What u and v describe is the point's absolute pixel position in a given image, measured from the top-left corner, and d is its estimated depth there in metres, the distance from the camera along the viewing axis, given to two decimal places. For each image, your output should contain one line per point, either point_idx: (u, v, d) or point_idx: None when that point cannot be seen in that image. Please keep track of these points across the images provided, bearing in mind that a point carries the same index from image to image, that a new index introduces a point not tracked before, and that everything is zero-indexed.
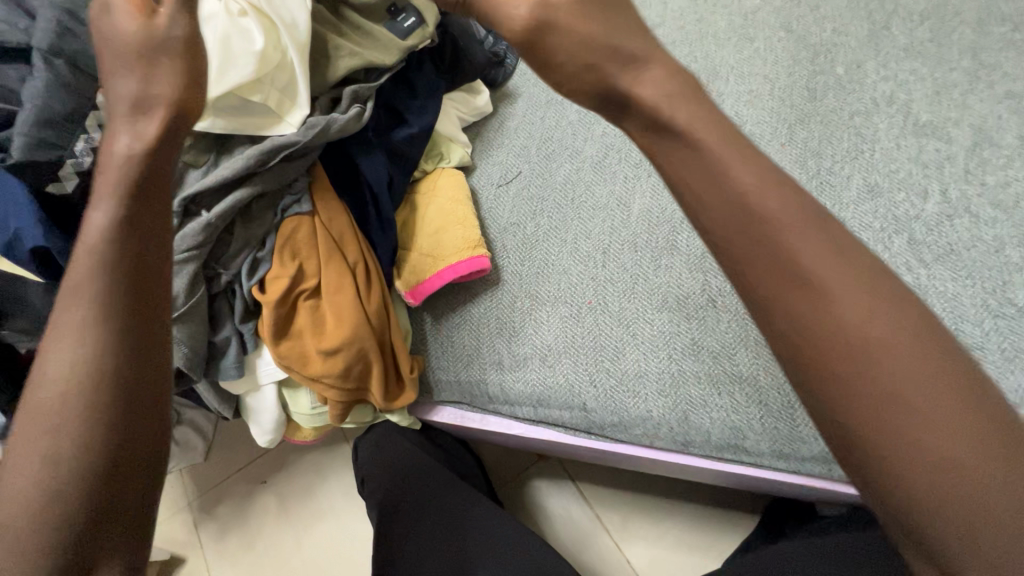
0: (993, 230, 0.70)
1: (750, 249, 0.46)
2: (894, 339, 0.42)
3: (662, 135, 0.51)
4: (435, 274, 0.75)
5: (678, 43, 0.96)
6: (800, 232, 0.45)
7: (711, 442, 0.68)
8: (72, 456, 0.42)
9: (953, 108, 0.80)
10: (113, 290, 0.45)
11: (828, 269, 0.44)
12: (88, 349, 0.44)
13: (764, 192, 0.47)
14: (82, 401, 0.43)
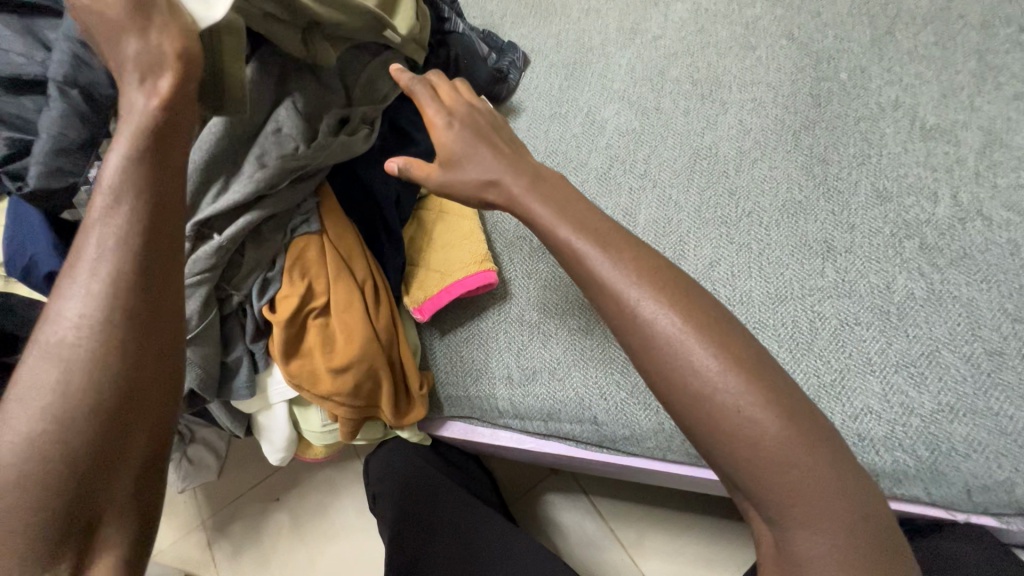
0: (1007, 233, 0.69)
1: (638, 327, 0.50)
2: (751, 404, 0.47)
3: (560, 216, 0.57)
4: (443, 289, 0.75)
5: (680, 54, 0.96)
6: (660, 311, 0.50)
7: None
8: (66, 442, 0.39)
9: (960, 110, 0.79)
10: (122, 264, 0.41)
11: (688, 342, 0.49)
12: (96, 326, 0.40)
13: (634, 263, 0.53)
14: (87, 381, 0.39)
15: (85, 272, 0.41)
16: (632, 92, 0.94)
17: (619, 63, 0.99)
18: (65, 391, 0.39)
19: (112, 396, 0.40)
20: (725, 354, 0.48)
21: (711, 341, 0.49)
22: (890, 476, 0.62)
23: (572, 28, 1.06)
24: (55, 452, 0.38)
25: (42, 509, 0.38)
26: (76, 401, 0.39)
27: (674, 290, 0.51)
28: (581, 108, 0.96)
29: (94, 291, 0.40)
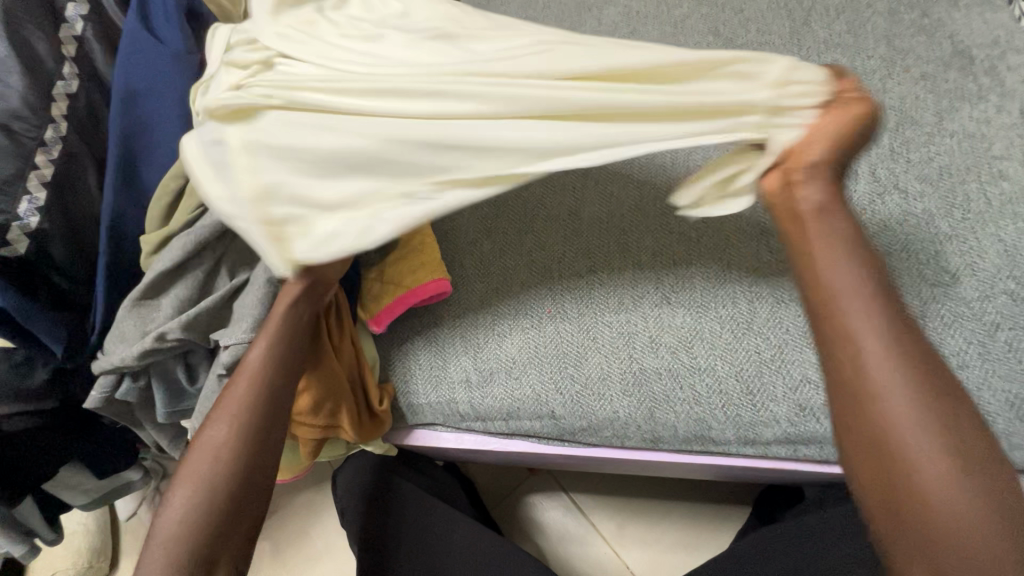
0: (922, 204, 0.73)
1: (848, 351, 0.50)
2: (951, 467, 0.45)
3: (818, 231, 0.54)
4: (396, 299, 0.76)
5: None
6: (884, 347, 0.49)
7: (679, 436, 0.70)
8: (223, 493, 0.58)
9: (874, 92, 0.84)
10: (268, 370, 0.62)
11: (906, 392, 0.47)
12: (253, 409, 0.61)
13: (879, 306, 0.51)
14: (240, 450, 0.60)
15: (248, 375, 0.62)
16: None
17: None
18: (224, 460, 0.59)
19: (248, 460, 0.60)
20: (946, 422, 0.46)
21: (932, 409, 0.47)
22: (831, 441, 0.66)
23: None
24: (214, 501, 0.58)
25: (185, 548, 0.56)
26: (227, 467, 0.59)
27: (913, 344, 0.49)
28: None
29: (250, 389, 0.61)
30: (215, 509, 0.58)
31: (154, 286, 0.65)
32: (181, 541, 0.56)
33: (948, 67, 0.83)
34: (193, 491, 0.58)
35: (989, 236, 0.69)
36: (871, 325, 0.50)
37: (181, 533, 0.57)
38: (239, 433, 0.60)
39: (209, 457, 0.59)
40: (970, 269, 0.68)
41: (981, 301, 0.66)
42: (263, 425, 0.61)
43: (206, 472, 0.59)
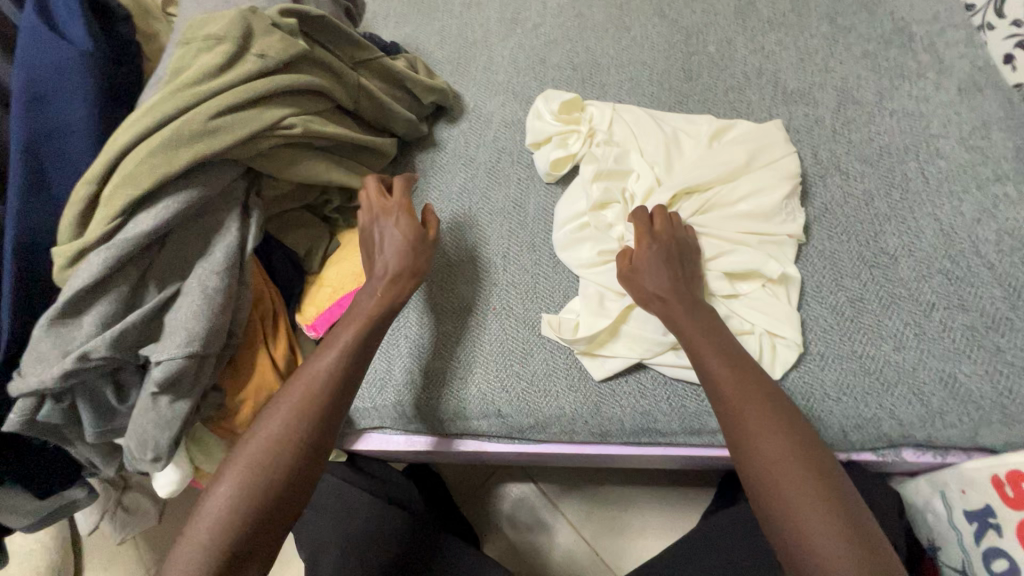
0: (862, 185, 0.73)
1: (725, 366, 0.58)
2: (771, 425, 0.54)
3: (656, 271, 0.64)
4: (334, 303, 0.74)
5: (559, 40, 0.97)
6: (737, 380, 0.57)
7: (626, 429, 0.69)
8: (264, 491, 0.56)
9: (817, 72, 0.83)
10: (333, 375, 0.61)
11: (753, 410, 0.55)
12: (313, 411, 0.59)
13: (713, 326, 0.61)
14: (292, 451, 0.58)
15: (312, 375, 0.61)
16: (516, 83, 0.94)
17: (502, 55, 0.99)
18: (273, 457, 0.57)
19: (298, 462, 0.58)
20: (771, 419, 0.55)
21: (760, 416, 0.55)
22: None
23: (455, 23, 1.05)
24: (254, 498, 0.55)
25: (218, 543, 0.54)
26: (276, 466, 0.57)
27: (746, 360, 0.59)
28: (469, 103, 0.95)
29: (309, 389, 0.60)
30: (250, 507, 0.55)
31: (71, 304, 0.58)
32: (223, 532, 0.54)
33: (889, 45, 0.82)
34: (241, 482, 0.56)
35: (926, 215, 0.69)
36: (715, 354, 0.59)
37: (221, 527, 0.54)
38: (303, 423, 0.59)
39: (265, 446, 0.57)
40: (907, 250, 0.68)
41: (918, 281, 0.66)
42: (320, 424, 0.59)
43: (251, 465, 0.56)
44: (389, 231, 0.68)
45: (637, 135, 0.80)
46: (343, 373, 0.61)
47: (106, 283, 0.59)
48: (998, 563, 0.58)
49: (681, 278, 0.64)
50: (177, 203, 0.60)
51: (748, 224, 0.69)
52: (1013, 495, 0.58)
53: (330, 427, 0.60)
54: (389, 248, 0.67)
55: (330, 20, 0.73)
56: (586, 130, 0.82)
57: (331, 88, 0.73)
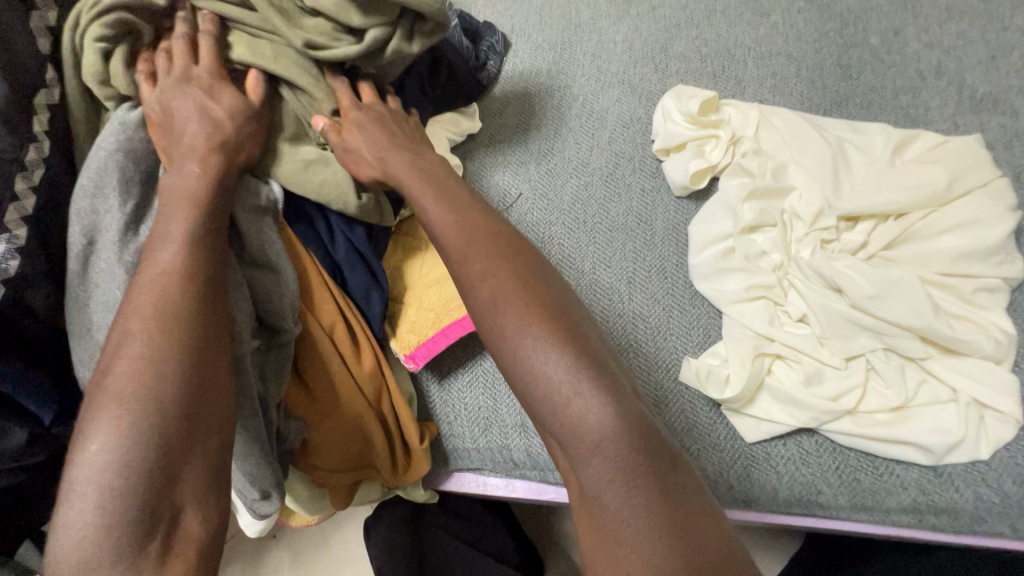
0: None
1: (524, 334, 0.45)
2: (608, 413, 0.41)
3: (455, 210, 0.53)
4: (438, 332, 0.63)
5: (683, 25, 0.84)
6: (539, 337, 0.44)
7: (780, 500, 0.58)
8: (152, 433, 0.39)
9: (1013, 73, 0.69)
10: (191, 273, 0.46)
11: (528, 331, 0.45)
12: (183, 321, 0.43)
13: (513, 282, 0.47)
14: (174, 378, 0.41)
15: (167, 281, 0.45)
16: (632, 74, 0.82)
17: (614, 40, 0.86)
18: (145, 396, 0.40)
19: (187, 388, 0.41)
20: (601, 405, 0.42)
21: (586, 405, 0.42)
22: (969, 514, 0.54)
23: (556, 1, 0.93)
24: (146, 443, 0.38)
25: (122, 515, 0.37)
26: (167, 402, 0.40)
27: (530, 278, 0.48)
28: (576, 96, 0.83)
29: (165, 300, 0.44)
30: (150, 463, 0.38)
31: (78, 313, 0.52)
32: (121, 489, 0.37)
33: None
34: (125, 435, 0.38)
35: None
36: (490, 276, 0.48)
37: (119, 502, 0.37)
38: (169, 345, 0.42)
39: (140, 373, 0.40)
40: None
41: None
42: (200, 321, 0.44)
43: (124, 418, 0.39)
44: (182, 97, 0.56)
45: (795, 146, 0.68)
46: (208, 273, 0.47)
47: (96, 277, 0.52)
48: None
49: (480, 221, 0.52)
50: (125, 116, 0.56)
51: (955, 263, 0.57)
52: None
53: (223, 306, 0.47)
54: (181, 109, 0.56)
55: None
56: (727, 138, 0.70)
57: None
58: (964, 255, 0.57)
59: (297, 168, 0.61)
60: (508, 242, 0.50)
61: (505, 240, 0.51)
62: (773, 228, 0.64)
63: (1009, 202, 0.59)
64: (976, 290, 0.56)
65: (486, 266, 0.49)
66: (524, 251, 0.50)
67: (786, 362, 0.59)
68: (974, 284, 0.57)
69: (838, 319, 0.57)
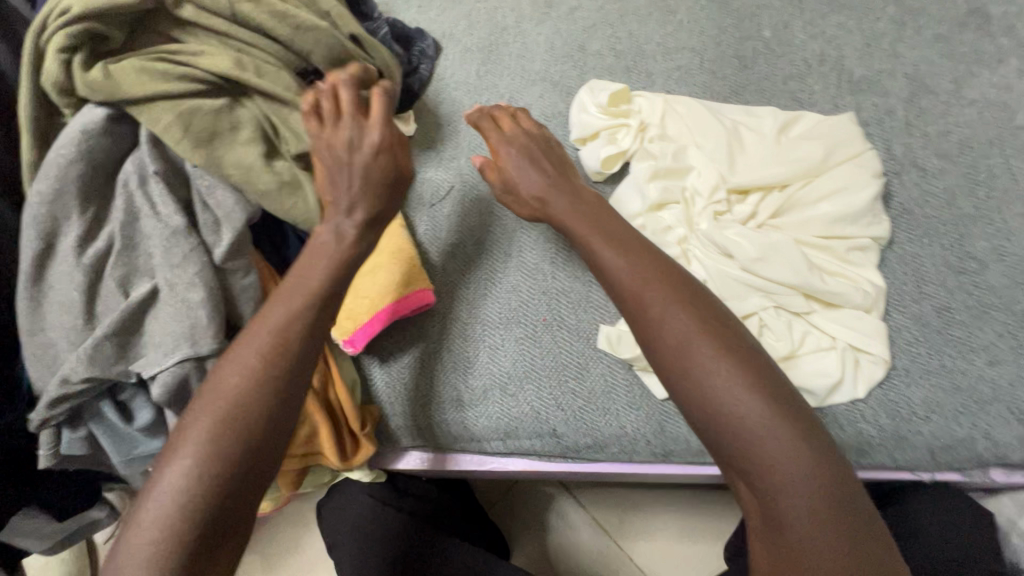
0: (942, 182, 0.68)
1: (689, 360, 0.48)
2: (799, 454, 0.44)
3: (630, 244, 0.55)
4: (374, 316, 0.67)
5: (599, 25, 0.91)
6: (732, 376, 0.46)
7: (690, 449, 0.64)
8: (213, 469, 0.44)
9: (884, 58, 0.77)
10: (282, 317, 0.50)
11: (722, 373, 0.47)
12: (258, 364, 0.48)
13: (691, 323, 0.49)
14: (249, 422, 0.46)
15: (261, 325, 0.50)
16: (553, 72, 0.88)
17: (537, 41, 0.92)
18: (222, 430, 0.45)
19: (249, 428, 0.46)
20: (791, 443, 0.44)
21: (783, 443, 0.44)
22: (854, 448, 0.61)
23: (484, 6, 0.98)
24: (198, 477, 0.44)
25: (171, 541, 0.42)
26: (231, 437, 0.45)
27: (720, 326, 0.49)
28: (503, 94, 0.88)
29: (255, 344, 0.48)
30: (198, 496, 0.44)
31: (31, 312, 0.54)
32: (177, 509, 0.43)
33: (964, 28, 0.76)
34: (201, 461, 0.44)
35: (1016, 215, 0.64)
36: (676, 317, 0.49)
37: (169, 528, 0.43)
38: (245, 386, 0.47)
39: (219, 426, 0.46)
40: (996, 254, 0.63)
41: (1011, 289, 0.61)
42: (287, 383, 0.48)
43: (195, 449, 0.45)
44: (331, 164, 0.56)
45: (696, 130, 0.74)
46: (304, 325, 0.50)
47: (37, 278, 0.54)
48: None
49: (654, 258, 0.54)
50: (89, 121, 0.54)
51: (829, 226, 0.64)
52: None
53: (305, 352, 0.50)
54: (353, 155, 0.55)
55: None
56: (637, 126, 0.76)
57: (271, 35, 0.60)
58: (835, 217, 0.64)
59: (272, 188, 0.60)
60: (690, 286, 0.52)
61: (684, 283, 0.52)
62: (677, 205, 0.70)
63: (875, 171, 0.66)
64: (846, 248, 0.64)
65: (668, 309, 0.50)
66: (698, 292, 0.52)
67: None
68: (846, 243, 0.64)
69: (731, 280, 0.64)
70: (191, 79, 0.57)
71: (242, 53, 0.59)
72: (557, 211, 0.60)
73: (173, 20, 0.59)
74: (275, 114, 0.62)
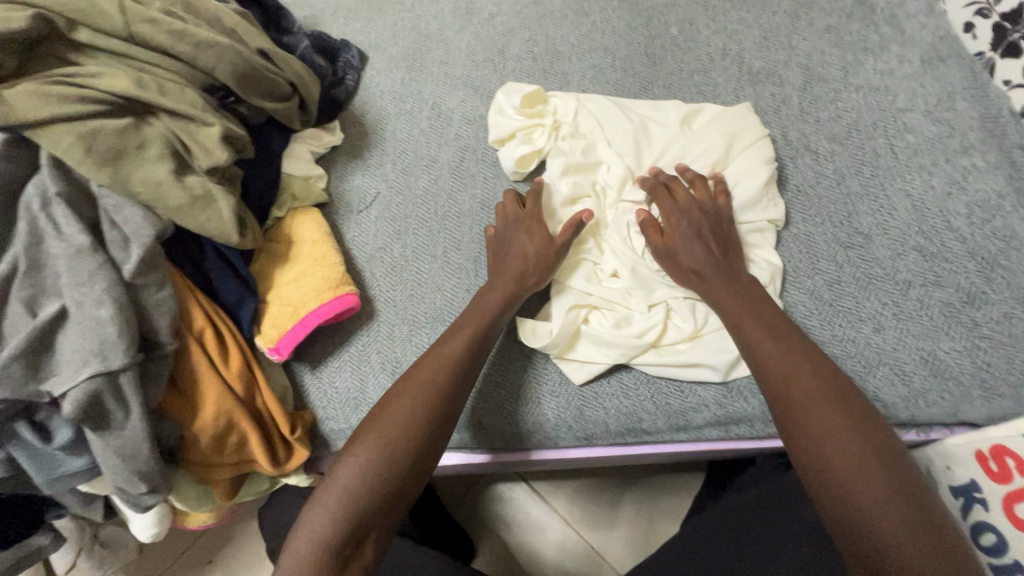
0: (833, 163, 0.72)
1: (836, 444, 0.51)
2: (918, 545, 0.46)
3: (762, 317, 0.59)
4: (297, 323, 0.69)
5: (518, 29, 0.93)
6: (864, 464, 0.49)
7: (611, 431, 0.67)
8: (371, 482, 0.54)
9: (781, 50, 0.81)
10: (463, 355, 0.61)
11: (856, 458, 0.50)
12: (429, 394, 0.59)
13: (832, 407, 0.53)
14: (409, 446, 0.56)
15: (452, 357, 0.61)
16: (475, 77, 0.91)
17: (459, 47, 0.94)
18: (390, 445, 0.56)
19: (406, 455, 0.56)
20: (912, 530, 0.46)
21: (910, 530, 0.46)
22: (760, 418, 0.64)
23: (407, 15, 1.00)
24: (363, 489, 0.54)
25: (327, 544, 0.52)
26: (397, 456, 0.56)
27: (861, 418, 0.52)
28: (427, 101, 0.90)
29: (442, 369, 0.60)
30: (359, 508, 0.53)
31: None
32: (343, 510, 0.53)
33: (851, 18, 0.81)
34: (372, 464, 0.55)
35: (897, 191, 0.69)
36: (820, 407, 0.53)
37: (333, 528, 0.52)
38: (429, 409, 0.58)
39: (367, 472, 0.55)
40: (880, 228, 0.67)
41: (894, 260, 0.65)
42: (430, 438, 0.57)
43: (367, 459, 0.55)
44: (515, 236, 0.69)
45: (606, 126, 0.77)
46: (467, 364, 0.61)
47: None
48: (986, 537, 0.56)
49: (797, 344, 0.57)
50: None
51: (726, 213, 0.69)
52: (998, 469, 0.57)
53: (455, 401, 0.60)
54: (515, 235, 0.69)
55: (208, 6, 0.68)
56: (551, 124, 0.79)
57: (174, 52, 0.63)
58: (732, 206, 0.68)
59: (182, 202, 0.61)
60: (835, 377, 0.55)
61: (823, 374, 0.55)
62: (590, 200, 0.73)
63: (769, 156, 0.71)
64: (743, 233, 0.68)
65: (828, 395, 0.53)
66: (841, 380, 0.55)
67: (601, 312, 0.68)
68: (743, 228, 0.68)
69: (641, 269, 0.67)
70: (89, 100, 0.58)
71: (145, 72, 0.62)
72: (709, 275, 0.63)
73: (68, 43, 0.60)
74: (183, 131, 0.63)
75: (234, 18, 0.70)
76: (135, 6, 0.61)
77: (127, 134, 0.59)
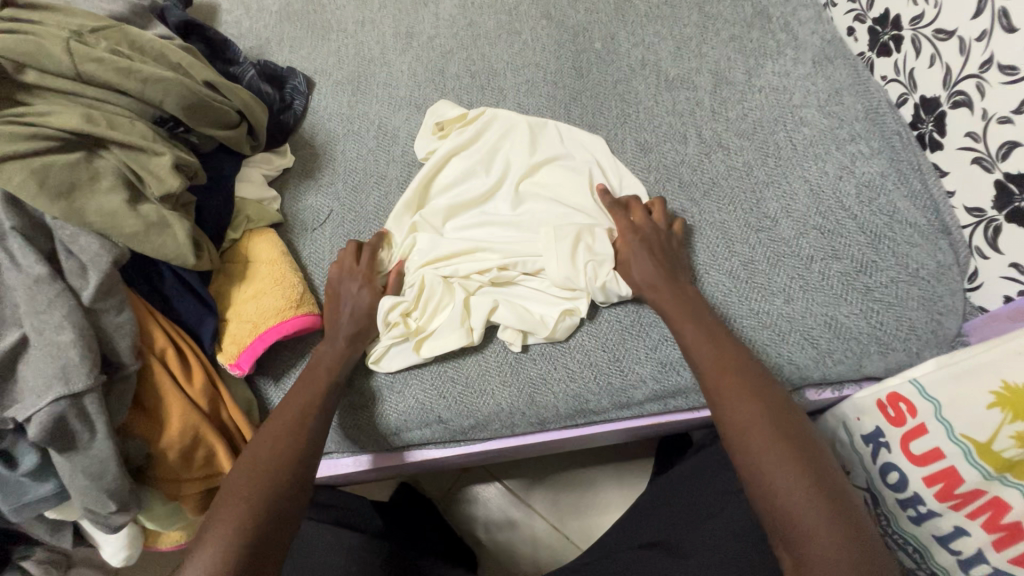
0: (742, 157, 0.80)
1: (748, 425, 0.57)
2: (823, 506, 0.52)
3: (691, 311, 0.66)
4: (256, 338, 0.72)
5: (455, 50, 0.99)
6: (773, 440, 0.56)
7: (561, 413, 0.72)
8: (240, 514, 0.56)
9: (693, 58, 0.90)
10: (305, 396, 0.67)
11: (766, 435, 0.56)
12: (280, 434, 0.63)
13: (747, 393, 0.59)
14: (269, 477, 0.59)
15: (296, 401, 0.66)
16: (417, 96, 0.96)
17: (401, 70, 1.00)
18: (256, 484, 0.59)
19: (277, 485, 0.59)
20: (816, 494, 0.52)
21: (813, 494, 0.52)
22: (693, 390, 0.71)
23: (350, 40, 1.05)
24: (234, 524, 0.56)
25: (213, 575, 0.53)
26: (259, 491, 0.58)
27: (773, 400, 0.59)
28: (374, 121, 0.95)
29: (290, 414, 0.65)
30: (237, 538, 0.55)
31: None
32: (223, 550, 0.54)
33: (751, 28, 0.90)
34: (237, 505, 0.57)
35: (797, 178, 0.77)
36: (736, 393, 0.59)
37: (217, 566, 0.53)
38: (282, 446, 0.62)
39: (238, 508, 0.57)
40: (785, 212, 0.75)
41: (798, 238, 0.73)
42: (291, 470, 0.61)
43: (238, 500, 0.57)
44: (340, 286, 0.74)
45: (519, 149, 0.82)
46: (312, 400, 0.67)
47: None
48: (892, 475, 0.65)
49: (721, 334, 0.64)
50: None
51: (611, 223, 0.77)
52: (894, 414, 0.64)
53: (310, 433, 0.64)
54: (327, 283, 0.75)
55: (154, 43, 0.72)
56: (471, 136, 0.83)
57: (123, 89, 0.66)
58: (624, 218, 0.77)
59: (138, 229, 0.63)
60: (752, 365, 0.62)
61: (740, 362, 0.62)
62: (473, 212, 0.81)
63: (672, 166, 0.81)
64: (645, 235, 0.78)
65: (743, 381, 0.60)
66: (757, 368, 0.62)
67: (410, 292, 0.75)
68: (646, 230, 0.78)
69: (467, 261, 0.75)
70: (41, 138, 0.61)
71: (95, 108, 0.65)
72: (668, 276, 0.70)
73: (21, 87, 0.64)
74: (135, 163, 0.66)
75: (180, 54, 0.74)
76: (83, 47, 0.65)
77: (78, 166, 0.62)
